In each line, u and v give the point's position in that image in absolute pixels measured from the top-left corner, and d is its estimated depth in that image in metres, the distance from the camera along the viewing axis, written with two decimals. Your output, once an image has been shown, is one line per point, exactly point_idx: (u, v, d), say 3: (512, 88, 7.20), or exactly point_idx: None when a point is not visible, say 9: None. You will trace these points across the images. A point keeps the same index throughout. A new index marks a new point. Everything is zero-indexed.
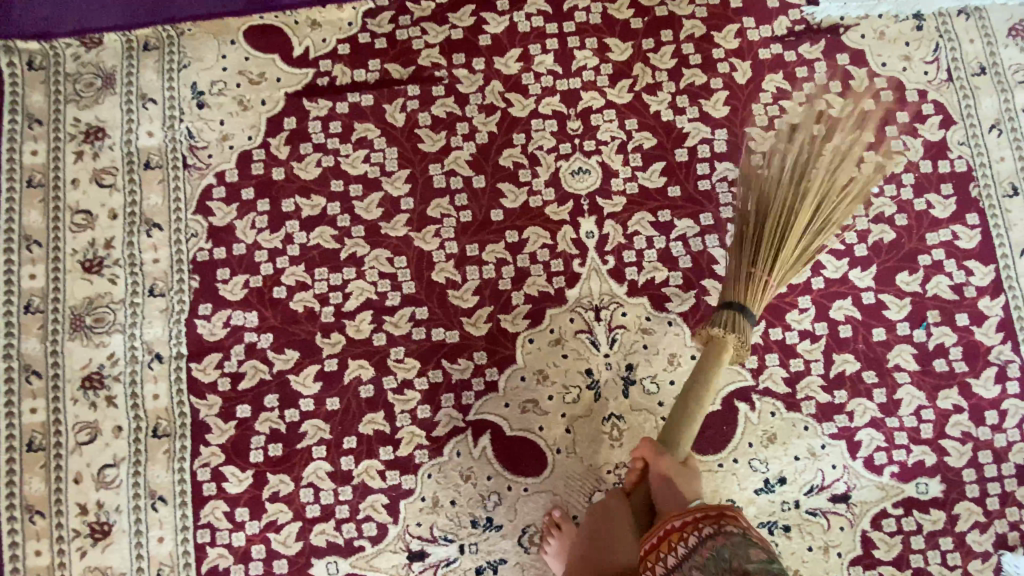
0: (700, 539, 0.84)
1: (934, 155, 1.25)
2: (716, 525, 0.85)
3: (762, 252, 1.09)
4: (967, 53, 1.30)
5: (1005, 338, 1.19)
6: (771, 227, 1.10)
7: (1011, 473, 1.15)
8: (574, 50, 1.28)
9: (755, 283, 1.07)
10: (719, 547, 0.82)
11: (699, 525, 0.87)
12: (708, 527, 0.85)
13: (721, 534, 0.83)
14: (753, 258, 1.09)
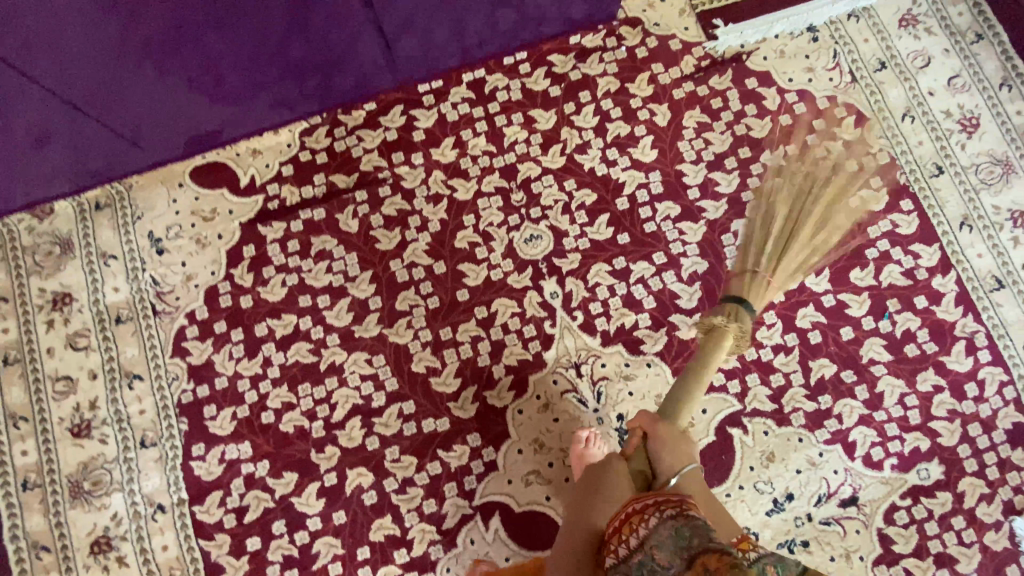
0: (659, 519, 0.80)
1: (857, 153, 1.32)
2: (677, 509, 0.81)
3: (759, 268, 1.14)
4: (865, 52, 1.38)
5: (966, 311, 1.24)
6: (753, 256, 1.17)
7: (1003, 439, 1.18)
8: (503, 128, 1.35)
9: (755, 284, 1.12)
10: (677, 526, 0.77)
11: (659, 507, 0.83)
12: (671, 509, 0.81)
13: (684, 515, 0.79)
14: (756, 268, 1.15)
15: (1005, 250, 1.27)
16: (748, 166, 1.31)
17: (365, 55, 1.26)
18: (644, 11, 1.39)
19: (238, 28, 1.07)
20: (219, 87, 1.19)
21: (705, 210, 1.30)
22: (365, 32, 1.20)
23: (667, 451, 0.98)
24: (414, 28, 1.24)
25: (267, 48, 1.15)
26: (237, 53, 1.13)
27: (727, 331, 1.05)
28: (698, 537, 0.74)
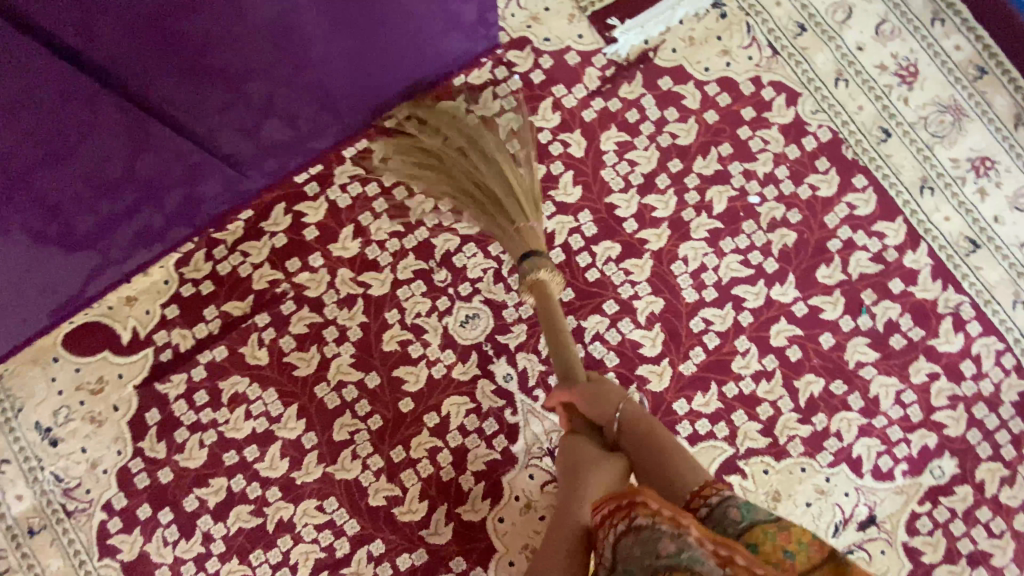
0: (615, 538, 0.71)
1: (796, 136, 1.19)
2: (637, 523, 0.69)
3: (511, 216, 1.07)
4: (780, 17, 1.23)
5: (945, 284, 1.15)
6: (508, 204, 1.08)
7: (1011, 413, 1.11)
8: (405, 201, 1.19)
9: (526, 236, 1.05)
10: (631, 548, 0.67)
11: (614, 520, 0.72)
12: (637, 523, 0.69)
13: (641, 534, 0.67)
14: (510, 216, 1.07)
15: (972, 207, 1.18)
16: (683, 180, 1.17)
17: (227, 152, 1.07)
18: (529, 27, 1.22)
19: (84, 153, 0.88)
20: (72, 233, 0.99)
21: (646, 241, 1.16)
22: (234, 124, 1.02)
23: (601, 407, 0.89)
24: (278, 111, 1.05)
25: (114, 175, 0.95)
26: (86, 182, 0.93)
27: (540, 284, 1.02)
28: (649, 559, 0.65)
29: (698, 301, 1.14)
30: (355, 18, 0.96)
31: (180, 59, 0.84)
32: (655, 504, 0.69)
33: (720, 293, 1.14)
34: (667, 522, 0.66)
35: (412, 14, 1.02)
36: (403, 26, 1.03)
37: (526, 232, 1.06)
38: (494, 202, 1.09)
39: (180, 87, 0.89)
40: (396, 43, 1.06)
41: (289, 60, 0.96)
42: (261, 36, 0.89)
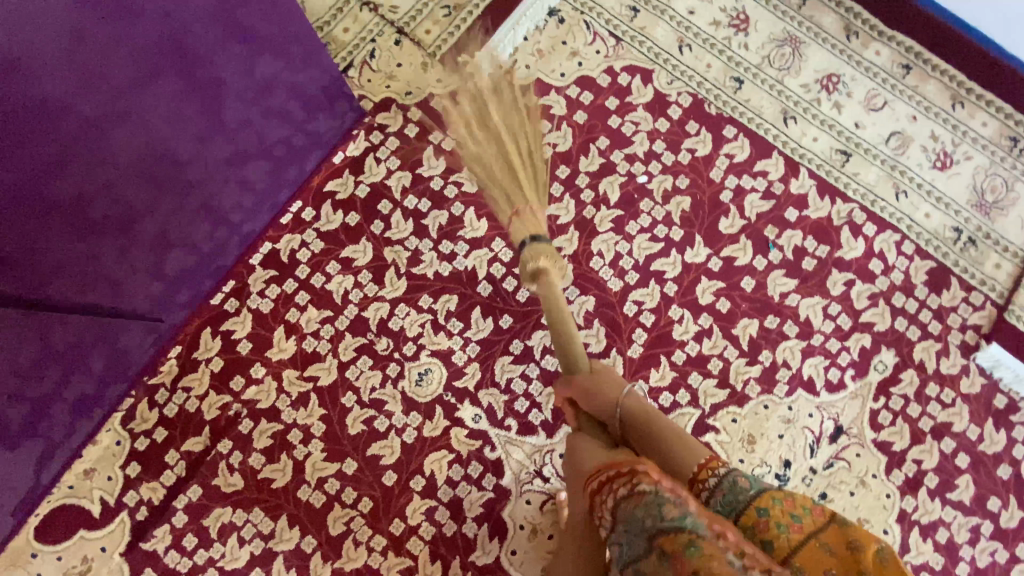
0: (614, 502, 0.72)
1: (661, 109, 1.27)
2: (628, 487, 0.72)
3: (516, 193, 1.08)
4: (612, 7, 1.31)
5: (833, 198, 1.24)
6: (521, 174, 1.11)
7: (926, 292, 1.22)
8: (326, 286, 1.21)
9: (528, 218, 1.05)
10: (631, 510, 0.69)
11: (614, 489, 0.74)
12: (622, 491, 0.73)
13: (636, 498, 0.70)
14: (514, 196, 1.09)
15: (834, 122, 1.28)
16: (574, 182, 1.24)
17: (148, 293, 1.08)
18: (389, 86, 1.27)
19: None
20: (4, 430, 0.98)
21: (560, 248, 1.22)
22: (144, 262, 1.03)
23: (602, 405, 0.92)
24: (172, 241, 1.06)
25: (27, 362, 0.94)
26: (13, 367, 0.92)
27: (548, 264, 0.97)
28: (652, 517, 0.66)
29: (625, 287, 1.20)
30: (216, 135, 1.00)
31: (67, 225, 0.86)
32: (659, 474, 0.71)
33: (641, 273, 1.20)
34: (669, 489, 0.68)
35: (273, 110, 1.07)
36: (267, 124, 1.08)
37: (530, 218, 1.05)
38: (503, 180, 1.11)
39: (78, 248, 0.90)
40: (267, 141, 1.10)
41: (169, 193, 0.99)
42: (132, 180, 0.91)
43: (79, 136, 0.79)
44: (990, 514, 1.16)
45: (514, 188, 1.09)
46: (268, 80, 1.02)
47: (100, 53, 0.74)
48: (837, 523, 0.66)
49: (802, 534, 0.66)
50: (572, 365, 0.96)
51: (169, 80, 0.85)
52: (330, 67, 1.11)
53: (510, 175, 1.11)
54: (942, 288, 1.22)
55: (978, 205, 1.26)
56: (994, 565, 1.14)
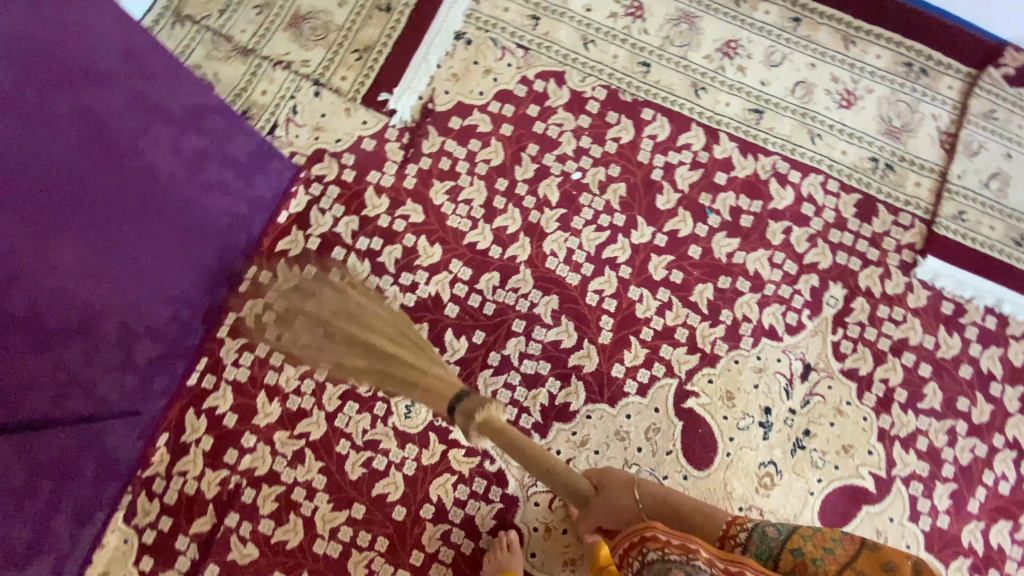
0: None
1: (580, 106, 1.33)
2: (642, 557, 0.77)
3: (417, 374, 1.10)
4: (514, 20, 1.37)
5: (756, 155, 1.31)
6: (406, 381, 1.11)
7: (859, 223, 1.30)
8: (298, 342, 1.23)
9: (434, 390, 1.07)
10: None
11: (630, 559, 0.80)
12: (639, 562, 0.78)
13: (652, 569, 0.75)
14: (417, 376, 1.10)
15: (741, 85, 1.36)
16: (515, 192, 1.29)
17: (125, 387, 1.09)
18: (318, 137, 1.31)
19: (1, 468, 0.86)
20: (9, 556, 0.94)
21: (515, 257, 1.26)
22: (116, 358, 1.04)
23: (625, 514, 0.98)
24: (138, 335, 1.07)
25: (20, 482, 0.91)
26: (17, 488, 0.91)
27: (491, 420, 0.95)
28: None
29: (583, 280, 1.26)
30: (159, 219, 1.03)
31: (34, 341, 0.87)
32: (665, 536, 0.78)
33: (595, 264, 1.26)
34: (677, 551, 0.75)
35: (210, 185, 1.11)
36: (208, 200, 1.11)
37: (441, 384, 1.07)
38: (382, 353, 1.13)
39: (50, 362, 0.91)
40: (211, 217, 1.13)
41: (126, 287, 1.01)
42: (85, 280, 0.92)
43: (27, 247, 0.81)
44: (962, 414, 1.24)
45: (409, 379, 1.11)
46: (197, 157, 1.06)
47: (23, 159, 0.78)
48: (866, 549, 0.76)
49: (837, 562, 0.76)
50: (578, 495, 0.94)
51: (99, 174, 0.89)
52: (253, 132, 1.16)
53: (398, 381, 1.12)
54: (873, 216, 1.30)
55: (888, 132, 1.35)
56: (976, 460, 1.22)
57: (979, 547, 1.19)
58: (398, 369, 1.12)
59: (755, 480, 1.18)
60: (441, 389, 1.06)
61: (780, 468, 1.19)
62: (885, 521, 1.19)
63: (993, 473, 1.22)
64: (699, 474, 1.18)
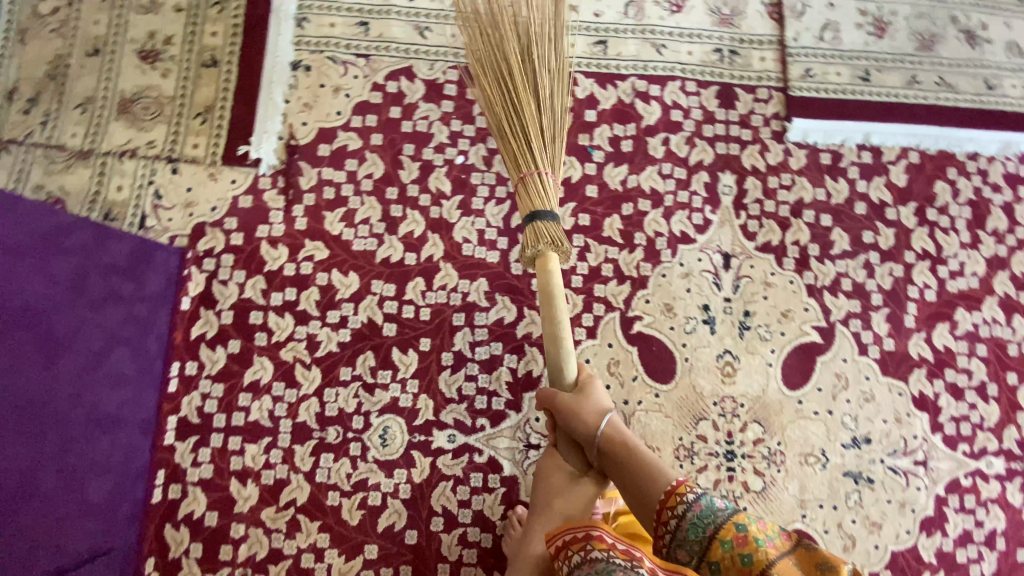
0: (572, 568, 0.88)
1: (437, 93, 1.34)
2: (584, 552, 0.88)
3: (525, 150, 1.09)
4: (344, 32, 1.36)
5: (614, 83, 1.37)
6: (519, 138, 1.10)
7: (726, 112, 1.37)
8: (250, 417, 1.19)
9: (530, 182, 1.07)
10: None
11: (571, 551, 0.90)
12: (578, 556, 0.89)
13: (590, 563, 0.86)
14: (523, 151, 1.09)
15: (578, 23, 1.40)
16: (407, 196, 1.29)
17: (93, 532, 1.03)
18: (192, 212, 1.26)
19: None
20: None
21: (431, 256, 1.27)
22: (70, 507, 0.98)
23: (581, 429, 0.98)
24: (87, 473, 1.02)
25: None
26: None
27: (551, 247, 1.04)
28: None
29: (502, 255, 1.28)
30: (61, 353, 0.99)
31: None
32: (611, 541, 0.89)
33: (507, 235, 1.29)
34: (621, 558, 0.85)
35: (98, 302, 1.07)
36: (101, 312, 1.08)
37: (539, 187, 1.06)
38: (515, 116, 1.10)
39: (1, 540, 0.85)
40: (114, 326, 1.10)
41: (54, 434, 0.96)
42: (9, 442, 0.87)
43: None
44: (871, 246, 1.35)
45: (519, 142, 1.10)
46: (75, 274, 1.03)
47: None
48: (806, 550, 0.75)
49: (778, 550, 0.75)
50: (560, 376, 1.04)
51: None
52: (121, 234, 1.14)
53: (512, 129, 1.11)
54: (735, 102, 1.38)
55: (722, 21, 1.42)
56: (898, 281, 1.34)
57: (928, 354, 1.31)
58: (524, 132, 1.10)
59: (717, 372, 1.26)
60: (531, 189, 1.07)
61: (736, 353, 1.26)
62: (841, 364, 1.29)
63: (915, 287, 1.34)
64: (668, 387, 1.24)
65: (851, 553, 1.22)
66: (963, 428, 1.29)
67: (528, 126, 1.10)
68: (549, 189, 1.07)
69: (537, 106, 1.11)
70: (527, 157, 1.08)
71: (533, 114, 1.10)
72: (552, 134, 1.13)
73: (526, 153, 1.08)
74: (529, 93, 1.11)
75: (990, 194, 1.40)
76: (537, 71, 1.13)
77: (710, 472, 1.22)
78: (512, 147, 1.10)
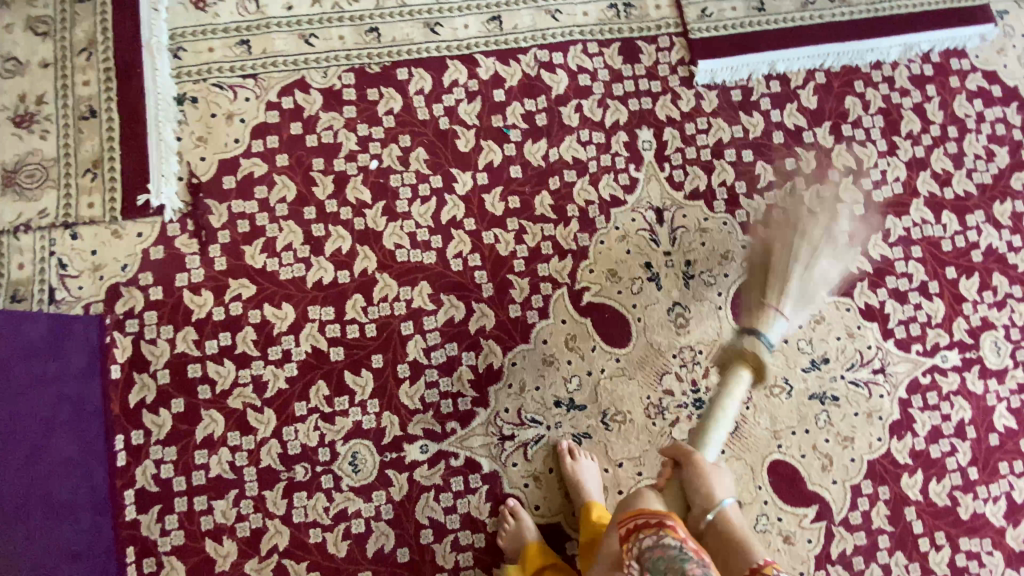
0: (640, 552, 0.86)
1: (337, 101, 1.28)
2: (656, 536, 0.85)
3: (768, 288, 1.11)
4: (224, 55, 1.28)
5: (516, 58, 1.34)
6: (767, 280, 1.13)
7: (632, 67, 1.36)
8: (211, 474, 1.14)
9: (755, 313, 1.07)
10: (654, 560, 0.83)
11: (641, 534, 0.87)
12: (650, 540, 0.86)
13: (662, 549, 0.84)
14: (764, 291, 1.11)
15: (468, 2, 1.35)
16: (327, 213, 1.24)
17: None
18: (102, 276, 1.17)
19: None
20: None
21: (366, 270, 1.23)
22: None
23: (698, 501, 0.92)
24: (56, 563, 1.04)
25: None
26: None
27: (750, 362, 1.01)
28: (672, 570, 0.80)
29: (439, 254, 1.24)
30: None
31: None
32: (684, 534, 0.85)
33: (439, 233, 1.25)
34: (693, 551, 0.83)
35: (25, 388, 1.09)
36: (27, 400, 1.08)
37: (770, 317, 1.06)
38: (788, 251, 1.16)
39: None
40: (46, 412, 1.09)
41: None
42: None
43: None
44: (795, 172, 1.37)
45: (778, 267, 1.14)
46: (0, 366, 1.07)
47: None
48: None
49: None
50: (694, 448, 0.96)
51: None
52: (36, 317, 1.13)
53: (765, 272, 1.14)
54: (639, 55, 1.37)
55: None
56: None
57: (868, 266, 1.35)
58: (783, 269, 1.14)
59: (671, 326, 1.27)
60: (758, 318, 1.06)
61: (685, 304, 1.28)
62: None
63: (843, 203, 1.37)
64: (628, 351, 1.25)
65: (830, 470, 1.26)
66: (913, 329, 1.33)
67: (782, 259, 1.15)
68: (775, 322, 1.07)
69: (790, 236, 1.18)
70: (776, 284, 1.10)
71: (782, 246, 1.16)
72: (798, 302, 1.13)
73: (773, 288, 1.10)
74: (800, 227, 1.19)
75: (898, 100, 1.43)
76: (808, 214, 1.22)
77: (684, 424, 1.24)
78: (763, 287, 1.13)
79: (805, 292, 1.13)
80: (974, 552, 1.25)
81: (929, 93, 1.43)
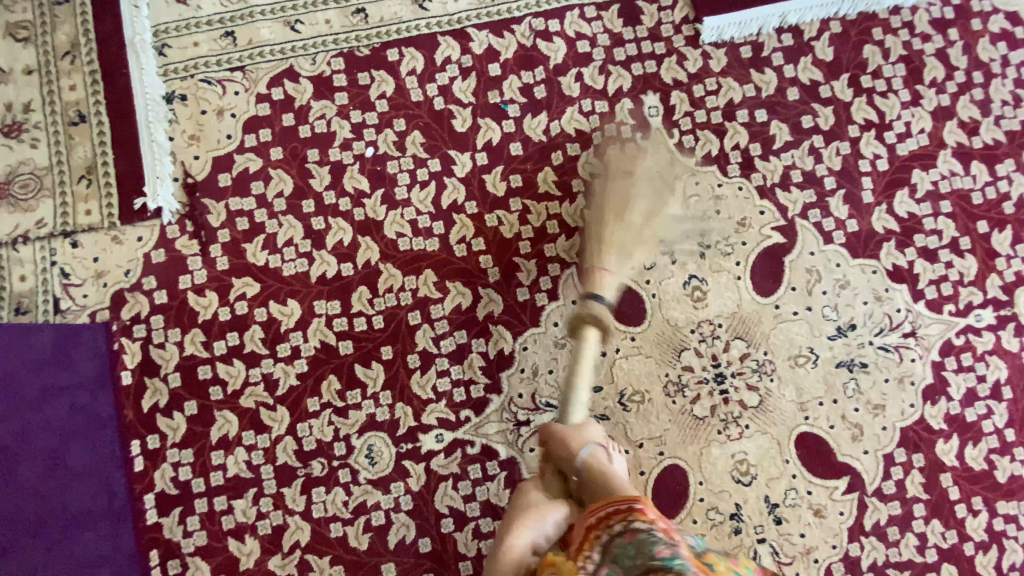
0: (609, 540, 0.74)
1: (327, 89, 1.24)
2: (623, 522, 0.75)
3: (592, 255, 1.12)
4: (210, 49, 1.24)
5: (510, 30, 1.27)
6: (597, 244, 1.14)
7: (632, 29, 1.29)
8: (229, 474, 1.14)
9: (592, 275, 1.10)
10: (624, 543, 0.71)
11: (609, 522, 0.77)
12: (619, 525, 0.75)
13: (630, 534, 0.73)
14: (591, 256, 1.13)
15: None
16: (325, 205, 1.21)
17: None
18: (105, 283, 1.17)
19: None
20: None
21: (368, 261, 1.20)
22: None
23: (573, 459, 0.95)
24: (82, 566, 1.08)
25: None
26: None
27: (595, 324, 1.04)
28: (643, 553, 0.68)
29: (441, 240, 1.21)
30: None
31: None
32: (653, 513, 0.76)
33: (440, 217, 1.21)
34: (662, 529, 0.72)
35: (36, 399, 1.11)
36: (43, 410, 1.11)
37: (602, 278, 1.09)
38: (628, 209, 1.15)
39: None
40: (61, 422, 1.11)
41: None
42: None
43: None
44: (812, 130, 1.29)
45: (616, 231, 1.14)
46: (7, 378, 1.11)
47: None
48: None
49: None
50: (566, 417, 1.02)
51: None
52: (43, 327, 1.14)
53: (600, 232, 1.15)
54: (640, 16, 1.30)
55: None
56: (847, 158, 1.29)
57: (894, 225, 1.27)
58: (620, 227, 1.14)
59: (687, 300, 1.22)
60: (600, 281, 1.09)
61: (701, 277, 1.23)
62: (809, 258, 1.25)
63: (865, 160, 1.29)
64: (642, 328, 1.21)
65: (861, 440, 1.21)
66: (944, 289, 1.26)
67: (621, 218, 1.14)
68: (609, 283, 1.11)
69: (645, 196, 1.16)
70: (598, 255, 1.12)
71: (631, 206, 1.15)
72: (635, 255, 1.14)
73: (594, 256, 1.12)
74: (649, 191, 1.17)
75: (920, 46, 1.33)
76: (659, 180, 1.19)
77: (704, 400, 1.20)
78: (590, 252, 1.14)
79: (617, 249, 1.12)
80: (1013, 516, 1.20)
81: (952, 37, 1.34)
